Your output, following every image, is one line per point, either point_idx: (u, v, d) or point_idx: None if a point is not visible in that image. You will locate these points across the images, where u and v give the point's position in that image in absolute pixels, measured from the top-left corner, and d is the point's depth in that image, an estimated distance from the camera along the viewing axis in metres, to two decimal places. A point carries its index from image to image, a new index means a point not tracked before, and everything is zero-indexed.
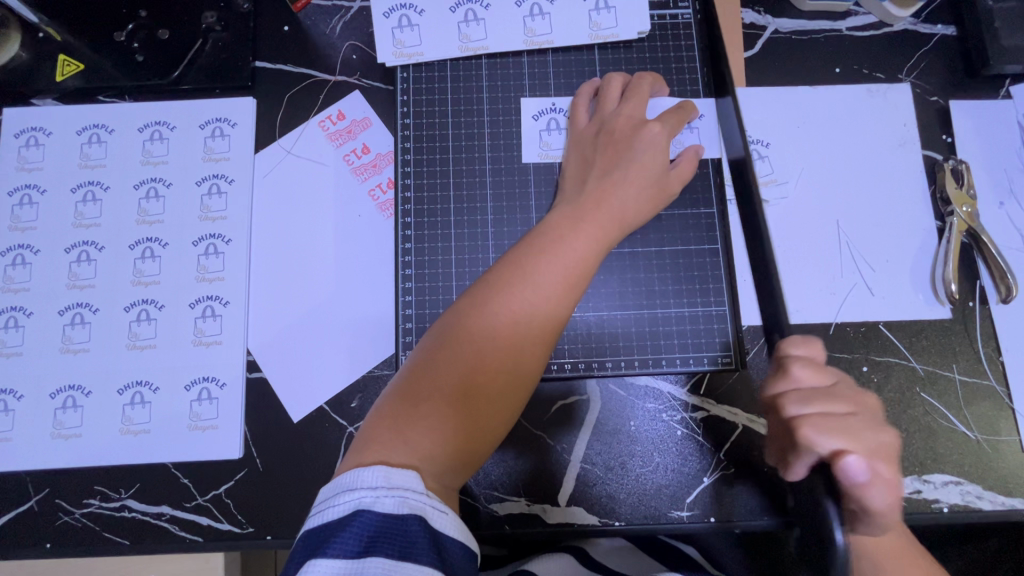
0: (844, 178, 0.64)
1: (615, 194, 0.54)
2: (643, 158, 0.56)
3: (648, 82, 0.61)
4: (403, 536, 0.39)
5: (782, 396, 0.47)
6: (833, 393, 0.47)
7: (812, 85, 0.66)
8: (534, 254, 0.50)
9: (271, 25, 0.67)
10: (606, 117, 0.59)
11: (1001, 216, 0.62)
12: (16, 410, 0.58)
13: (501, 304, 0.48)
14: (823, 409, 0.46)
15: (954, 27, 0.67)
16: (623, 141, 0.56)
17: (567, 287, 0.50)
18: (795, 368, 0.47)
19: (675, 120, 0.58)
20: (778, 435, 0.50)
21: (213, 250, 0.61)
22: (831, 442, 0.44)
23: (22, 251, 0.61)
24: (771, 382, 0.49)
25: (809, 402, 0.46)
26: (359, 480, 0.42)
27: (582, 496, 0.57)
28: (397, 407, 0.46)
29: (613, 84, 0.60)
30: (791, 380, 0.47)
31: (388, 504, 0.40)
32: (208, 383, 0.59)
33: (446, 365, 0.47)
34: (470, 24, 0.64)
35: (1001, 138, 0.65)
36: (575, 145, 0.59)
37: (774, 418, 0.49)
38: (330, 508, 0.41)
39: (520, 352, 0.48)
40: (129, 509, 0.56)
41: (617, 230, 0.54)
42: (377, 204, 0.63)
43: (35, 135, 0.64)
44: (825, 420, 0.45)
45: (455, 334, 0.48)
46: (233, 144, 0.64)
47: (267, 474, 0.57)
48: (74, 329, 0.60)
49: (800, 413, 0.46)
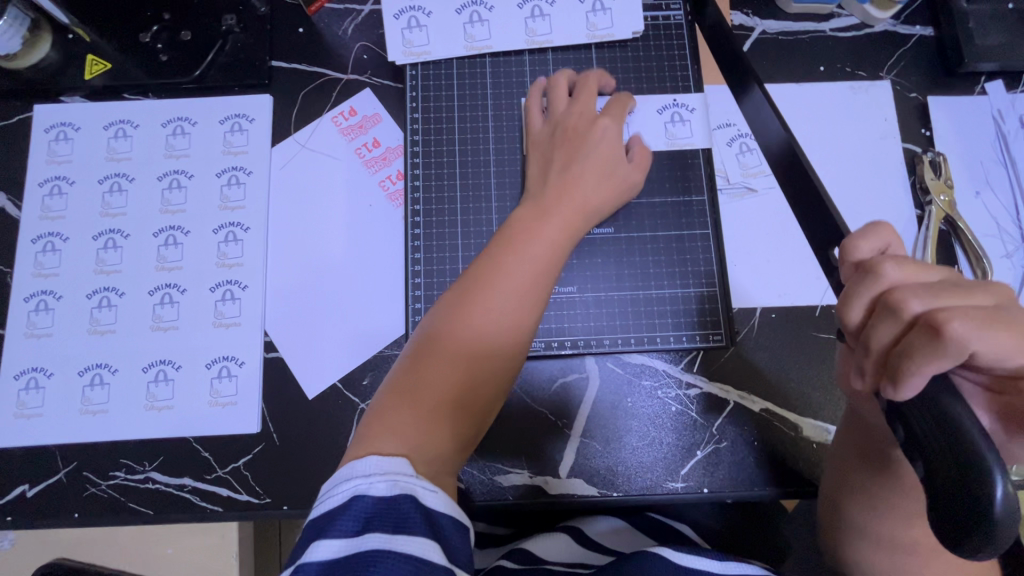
0: (828, 168, 0.67)
1: (575, 187, 0.58)
2: (599, 151, 0.60)
3: (595, 78, 0.65)
4: (397, 512, 0.41)
5: (892, 293, 0.37)
6: (956, 284, 0.37)
7: (798, 82, 0.70)
8: (506, 251, 0.54)
9: (287, 28, 0.71)
10: (560, 116, 0.62)
11: (977, 206, 0.66)
12: (46, 387, 0.61)
13: (469, 299, 0.51)
14: (954, 300, 0.36)
15: (931, 28, 0.71)
16: (579, 135, 0.61)
17: (539, 277, 0.53)
18: (887, 264, 0.38)
19: (620, 110, 0.63)
20: (879, 350, 0.38)
21: (232, 238, 0.65)
22: (983, 334, 0.34)
23: (51, 238, 0.65)
24: (859, 286, 0.39)
25: (935, 294, 0.36)
26: (355, 471, 0.43)
27: (582, 469, 0.60)
28: (383, 405, 0.48)
29: (558, 83, 0.64)
30: (888, 278, 0.38)
31: (381, 488, 0.42)
32: (228, 361, 0.62)
33: (426, 361, 0.50)
34: (475, 25, 0.68)
35: (976, 131, 0.68)
36: (534, 146, 0.63)
37: (885, 324, 0.37)
38: (328, 499, 0.43)
39: (491, 342, 0.51)
40: (153, 480, 0.60)
41: (581, 222, 0.58)
42: (387, 194, 0.67)
43: (65, 130, 0.68)
44: (973, 310, 0.35)
45: (432, 332, 0.51)
46: (251, 138, 0.68)
47: (284, 448, 0.60)
48: (101, 312, 0.63)
49: (927, 308, 0.36)
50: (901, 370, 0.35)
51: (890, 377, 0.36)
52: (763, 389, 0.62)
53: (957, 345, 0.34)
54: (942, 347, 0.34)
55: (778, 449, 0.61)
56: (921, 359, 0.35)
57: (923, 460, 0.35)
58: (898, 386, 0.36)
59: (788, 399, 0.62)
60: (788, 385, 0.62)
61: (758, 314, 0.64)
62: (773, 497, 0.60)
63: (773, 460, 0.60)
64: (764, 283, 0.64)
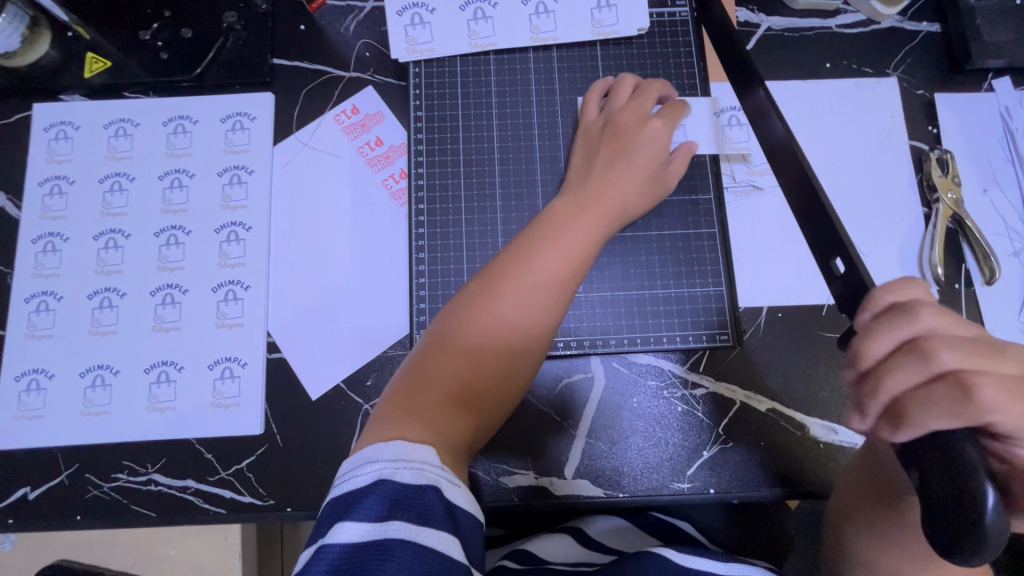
0: (835, 166, 0.67)
1: (614, 186, 0.58)
2: (644, 154, 0.59)
3: (656, 88, 0.63)
4: (421, 503, 0.41)
5: (927, 341, 0.36)
6: (989, 344, 0.37)
7: (804, 79, 0.70)
8: (537, 243, 0.53)
9: (289, 25, 0.70)
10: (614, 112, 0.62)
11: (985, 204, 0.65)
12: (47, 389, 0.61)
13: (506, 290, 0.51)
14: (983, 362, 0.36)
15: (938, 24, 0.71)
16: (627, 135, 0.60)
17: (568, 272, 0.53)
18: (930, 311, 0.37)
19: (674, 115, 0.62)
20: (892, 392, 0.37)
21: (234, 237, 0.64)
22: (1007, 405, 0.35)
23: (52, 238, 0.64)
24: (895, 323, 0.37)
25: (969, 353, 0.36)
26: (378, 454, 0.43)
27: (587, 469, 0.60)
28: (408, 388, 0.48)
29: (625, 84, 0.64)
30: (929, 325, 0.37)
31: (407, 475, 0.42)
32: (230, 363, 0.62)
33: (457, 346, 0.50)
34: (479, 22, 0.68)
35: (984, 129, 0.68)
36: (583, 137, 0.63)
37: (910, 369, 0.37)
38: (352, 478, 0.42)
39: (520, 336, 0.51)
40: (155, 482, 0.59)
41: (615, 220, 0.57)
42: (390, 193, 0.66)
43: (64, 129, 0.67)
44: (1004, 380, 0.35)
45: (466, 317, 0.50)
46: (253, 137, 0.67)
47: (287, 450, 0.60)
48: (103, 313, 0.62)
49: (956, 366, 0.36)
50: (916, 416, 0.35)
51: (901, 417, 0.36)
52: (769, 388, 0.62)
53: (976, 412, 0.34)
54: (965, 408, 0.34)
55: (783, 449, 0.60)
56: (941, 414, 0.35)
57: (922, 478, 0.34)
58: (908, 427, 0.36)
59: (793, 399, 0.61)
60: (793, 385, 0.62)
61: (765, 314, 0.63)
62: (779, 498, 0.59)
63: (780, 461, 0.60)
64: (770, 281, 0.64)
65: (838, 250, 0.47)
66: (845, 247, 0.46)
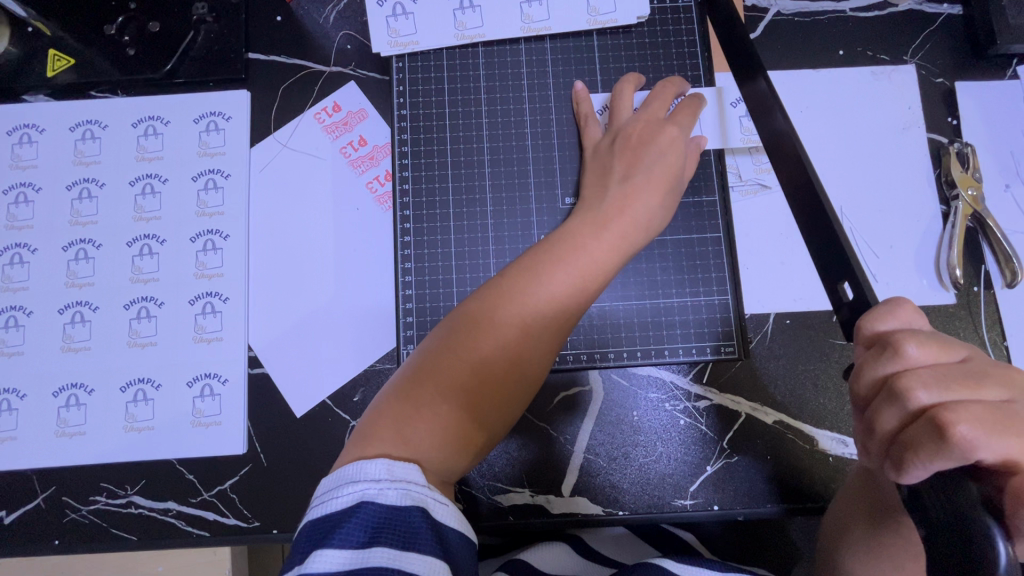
0: (850, 162, 0.63)
1: (638, 200, 0.52)
2: (666, 161, 0.54)
3: (672, 90, 0.59)
4: (406, 527, 0.37)
5: (899, 378, 0.34)
6: (973, 372, 0.34)
7: (816, 68, 0.65)
8: (549, 259, 0.48)
9: (264, 16, 0.65)
10: (622, 126, 0.57)
11: (1007, 200, 0.61)
12: (20, 409, 0.58)
13: (514, 303, 0.46)
14: (965, 394, 0.33)
15: (960, 6, 0.66)
16: (641, 144, 0.55)
17: (578, 295, 0.48)
18: (909, 344, 0.34)
19: (689, 120, 0.57)
20: (882, 435, 0.35)
21: (211, 246, 0.61)
22: (995, 444, 0.30)
23: (19, 249, 0.61)
24: (872, 363, 0.35)
25: (945, 386, 0.33)
26: (362, 472, 0.39)
27: (585, 486, 0.57)
28: (398, 401, 0.44)
29: (626, 93, 0.59)
30: (908, 360, 0.34)
31: (391, 496, 0.38)
32: (210, 379, 0.59)
33: (454, 357, 0.45)
34: (466, 12, 0.63)
35: (1006, 119, 0.63)
36: (592, 155, 0.58)
37: (889, 410, 0.34)
38: (331, 500, 0.39)
39: (526, 351, 0.46)
40: (136, 505, 0.57)
41: (639, 238, 0.52)
42: (375, 197, 0.62)
43: (28, 132, 0.63)
44: (983, 409, 0.31)
45: (469, 328, 0.46)
46: (228, 137, 0.63)
47: (272, 470, 0.57)
48: (75, 328, 0.60)
49: (935, 401, 0.33)
50: (905, 460, 0.32)
51: (893, 462, 0.33)
52: (775, 401, 0.58)
53: (962, 450, 0.30)
54: (944, 447, 0.31)
55: (792, 465, 0.57)
56: (925, 457, 0.31)
57: (926, 525, 0.31)
58: (902, 474, 0.33)
59: (801, 413, 0.58)
60: (801, 398, 0.58)
61: (771, 322, 0.60)
62: (786, 514, 0.56)
63: (787, 476, 0.57)
64: (778, 286, 0.60)
65: (847, 275, 0.44)
66: (849, 262, 0.43)
